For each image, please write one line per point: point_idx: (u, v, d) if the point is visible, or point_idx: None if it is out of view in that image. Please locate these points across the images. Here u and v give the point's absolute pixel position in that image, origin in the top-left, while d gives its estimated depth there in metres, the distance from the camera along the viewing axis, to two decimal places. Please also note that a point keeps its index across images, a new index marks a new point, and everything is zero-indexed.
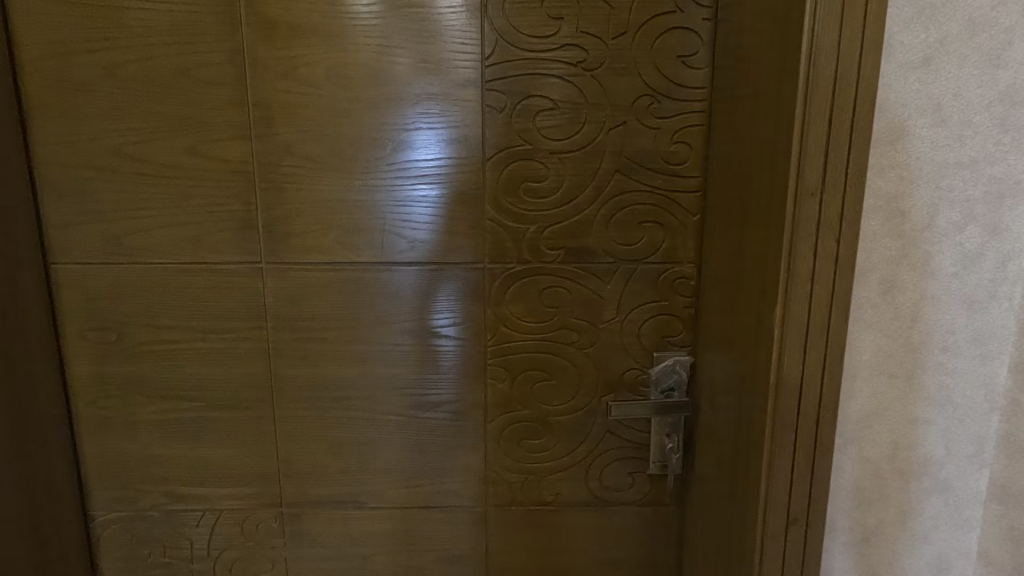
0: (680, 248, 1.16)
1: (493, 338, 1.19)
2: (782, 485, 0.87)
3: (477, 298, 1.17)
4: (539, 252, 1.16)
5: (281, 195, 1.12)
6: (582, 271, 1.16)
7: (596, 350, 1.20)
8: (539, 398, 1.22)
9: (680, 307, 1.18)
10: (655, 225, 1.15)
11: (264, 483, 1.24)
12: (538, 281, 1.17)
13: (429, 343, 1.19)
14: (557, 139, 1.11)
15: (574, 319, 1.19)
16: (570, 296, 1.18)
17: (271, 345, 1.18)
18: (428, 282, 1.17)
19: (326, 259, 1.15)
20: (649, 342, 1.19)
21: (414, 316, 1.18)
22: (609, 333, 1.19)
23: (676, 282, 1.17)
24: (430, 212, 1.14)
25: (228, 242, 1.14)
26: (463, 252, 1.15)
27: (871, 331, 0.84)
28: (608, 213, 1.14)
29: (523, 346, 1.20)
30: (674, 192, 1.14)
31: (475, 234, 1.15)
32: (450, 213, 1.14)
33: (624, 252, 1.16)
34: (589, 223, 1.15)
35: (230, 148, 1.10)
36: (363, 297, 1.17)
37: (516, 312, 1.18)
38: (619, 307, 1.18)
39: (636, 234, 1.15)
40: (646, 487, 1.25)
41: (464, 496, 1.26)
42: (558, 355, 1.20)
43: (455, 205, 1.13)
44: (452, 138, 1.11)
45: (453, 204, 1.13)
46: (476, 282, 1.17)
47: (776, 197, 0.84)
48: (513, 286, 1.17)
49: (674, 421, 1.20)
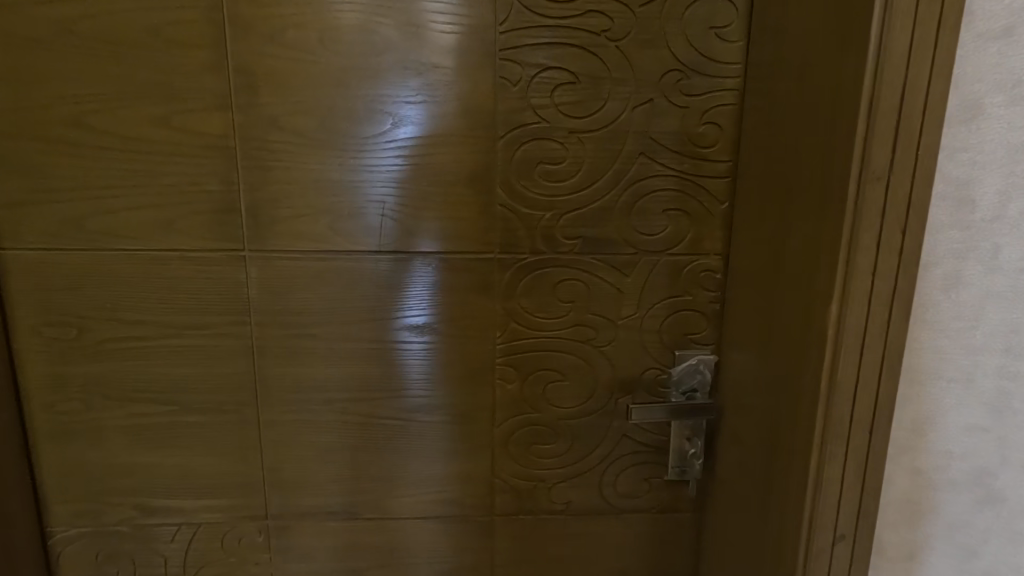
0: (706, 238, 1.07)
1: (502, 335, 1.09)
2: (828, 499, 0.80)
3: (486, 292, 1.07)
4: (554, 241, 1.06)
5: (268, 175, 1.00)
6: (601, 262, 1.07)
7: (614, 348, 1.11)
8: (551, 400, 1.12)
9: (704, 302, 1.10)
10: (681, 213, 1.06)
11: (247, 494, 1.12)
12: (552, 273, 1.07)
13: (430, 340, 1.09)
14: (577, 117, 1.01)
15: (591, 315, 1.09)
16: (588, 290, 1.08)
17: (256, 343, 1.06)
18: (431, 273, 1.06)
19: (318, 248, 1.03)
20: (671, 340, 1.11)
21: (417, 311, 1.07)
22: (627, 330, 1.10)
23: (701, 275, 1.09)
24: (435, 195, 1.03)
25: (205, 227, 1.01)
26: (472, 241, 1.05)
27: (932, 332, 0.77)
28: (630, 199, 1.05)
29: (534, 343, 1.10)
30: (701, 177, 1.05)
31: (484, 221, 1.04)
32: (456, 197, 1.03)
33: (647, 242, 1.07)
34: (610, 211, 1.05)
35: (208, 120, 0.97)
36: (360, 290, 1.06)
37: (528, 307, 1.08)
38: (640, 302, 1.09)
39: (659, 223, 1.06)
40: (661, 494, 1.18)
41: (468, 505, 1.16)
42: (573, 354, 1.11)
43: (463, 189, 1.03)
44: (459, 112, 1.00)
45: (461, 187, 1.03)
46: (486, 274, 1.06)
47: (833, 182, 0.75)
48: (525, 278, 1.07)
49: (695, 424, 1.12)
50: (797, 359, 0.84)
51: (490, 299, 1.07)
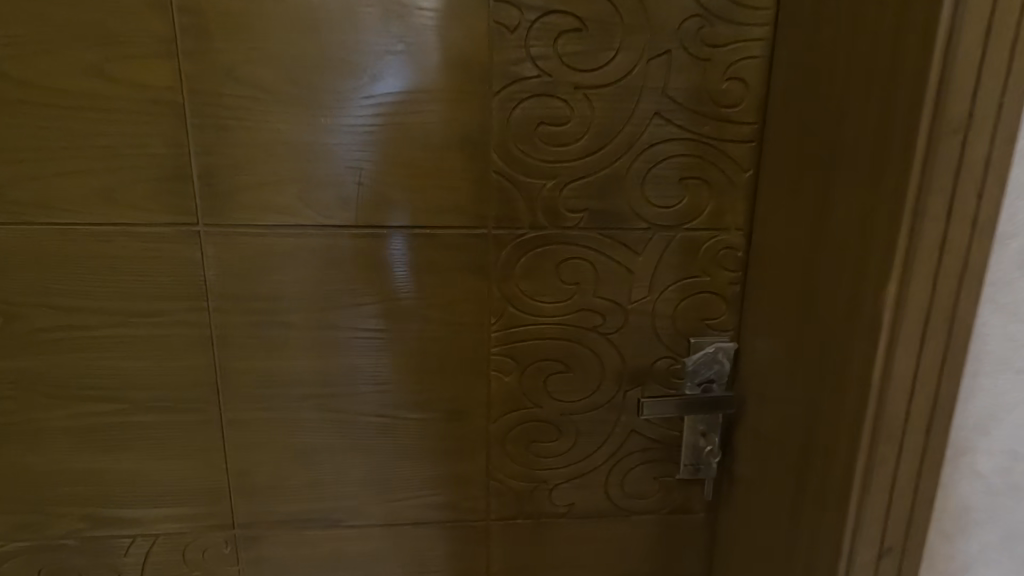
0: (727, 212, 0.95)
1: (498, 321, 0.97)
2: (876, 508, 0.70)
3: (480, 273, 0.94)
4: (557, 215, 0.93)
5: (223, 136, 0.85)
6: (610, 239, 0.95)
7: (623, 335, 0.99)
8: (552, 393, 1.01)
9: (724, 283, 0.98)
10: (700, 184, 0.94)
11: (212, 501, 1.00)
12: (554, 251, 0.94)
13: (416, 327, 0.96)
14: (584, 71, 0.88)
15: (597, 299, 0.97)
16: (595, 271, 0.96)
17: (216, 331, 0.93)
18: (416, 251, 0.93)
19: (285, 222, 0.90)
20: (686, 326, 1.00)
21: (402, 295, 0.94)
22: (638, 314, 0.99)
23: (721, 253, 0.97)
24: (419, 161, 0.89)
25: (152, 198, 0.87)
26: (465, 215, 0.92)
27: (1004, 316, 0.66)
28: (643, 166, 0.92)
29: (534, 330, 0.98)
30: (724, 141, 0.92)
31: (477, 192, 0.91)
32: (445, 162, 0.90)
33: (661, 215, 0.95)
34: (620, 181, 0.92)
35: (150, 70, 0.82)
36: (335, 271, 0.92)
37: (528, 290, 0.96)
38: (652, 284, 0.97)
39: (675, 195, 0.94)
40: (672, 494, 1.07)
41: (461, 509, 1.05)
42: (577, 343, 0.99)
43: (453, 154, 0.89)
44: (447, 63, 0.86)
45: (449, 152, 0.89)
46: (480, 253, 0.94)
47: (895, 139, 0.64)
48: (524, 258, 0.94)
49: (711, 419, 1.01)
50: (840, 348, 0.73)
51: (485, 281, 0.95)
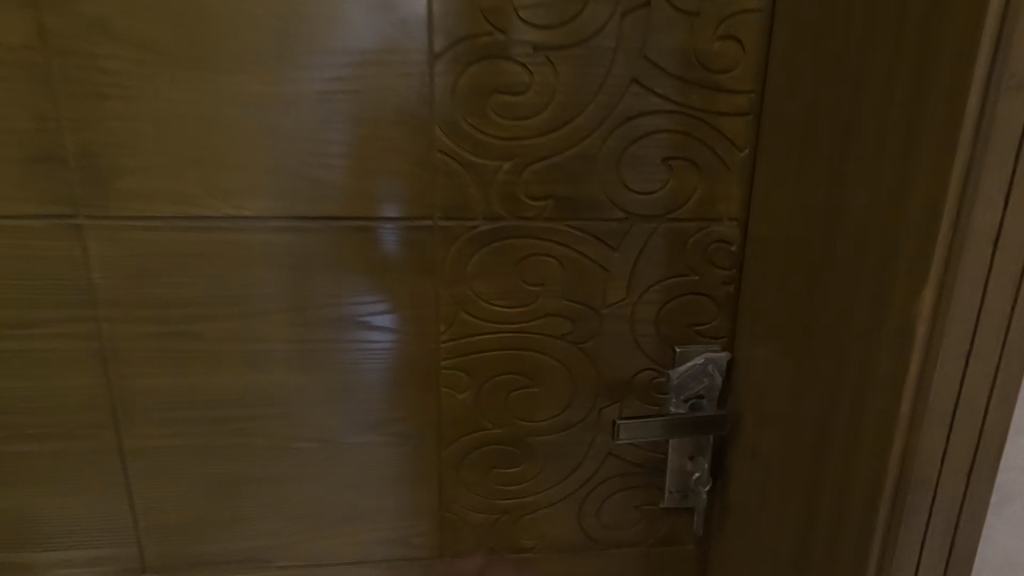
0: (718, 199, 0.81)
1: (448, 329, 0.82)
2: (904, 566, 0.57)
3: (421, 271, 0.79)
4: (517, 204, 0.78)
5: (101, 107, 0.70)
6: (580, 232, 0.80)
7: (597, 345, 0.85)
8: (515, 412, 0.86)
9: (714, 283, 0.84)
10: (687, 165, 0.79)
11: (117, 542, 0.85)
12: (514, 246, 0.79)
13: (350, 337, 0.81)
14: (546, 28, 0.72)
15: (566, 303, 0.83)
16: (562, 270, 0.81)
17: (108, 345, 0.78)
18: (347, 248, 0.78)
19: (185, 214, 0.74)
20: (670, 333, 0.85)
21: (333, 300, 0.80)
22: (614, 320, 0.84)
23: (712, 247, 0.82)
24: (346, 138, 0.74)
25: (18, 184, 0.71)
26: (402, 204, 0.77)
27: None
28: (619, 145, 0.77)
29: (492, 340, 0.83)
30: (715, 115, 0.77)
31: (419, 176, 0.76)
32: (379, 140, 0.74)
33: (641, 204, 0.80)
34: (591, 162, 0.77)
35: (1, 23, 0.66)
36: (250, 273, 0.77)
37: (483, 293, 0.81)
38: (631, 285, 0.83)
39: (657, 179, 0.79)
40: (656, 525, 0.93)
41: (411, 545, 0.91)
42: (543, 354, 0.84)
43: (388, 129, 0.74)
44: (377, 17, 0.70)
45: (383, 127, 0.74)
46: (422, 249, 0.79)
47: (935, 105, 0.49)
48: (477, 254, 0.79)
49: (700, 442, 0.87)
50: (857, 366, 0.59)
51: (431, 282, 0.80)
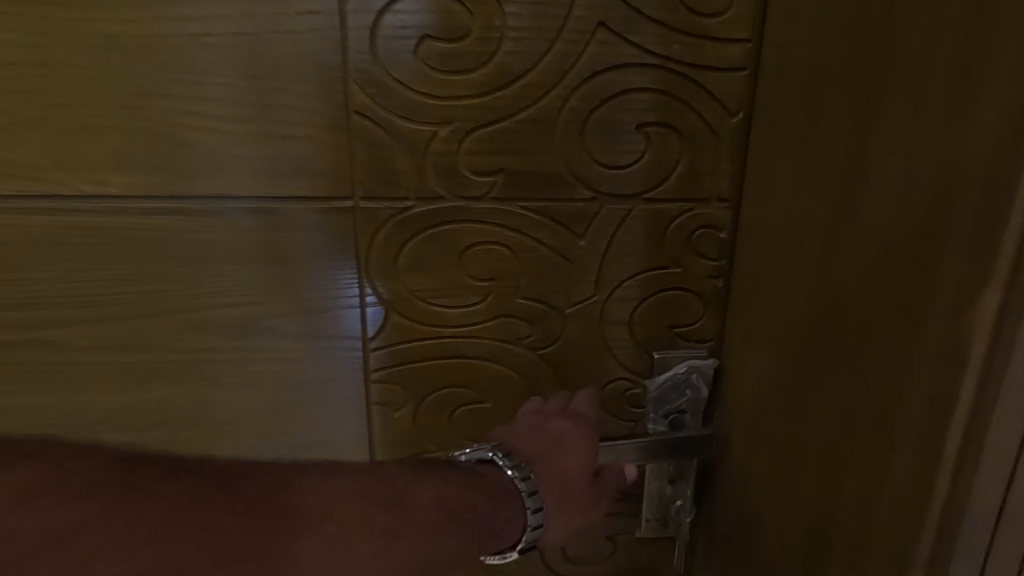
0: (705, 175, 0.66)
1: (379, 335, 0.67)
2: None
3: (343, 264, 0.64)
4: (458, 180, 0.63)
5: None
6: (536, 216, 0.65)
7: (560, 351, 0.71)
8: (464, 431, 0.73)
9: (700, 276, 0.70)
10: (667, 133, 0.64)
11: None
12: (456, 233, 0.65)
13: (258, 346, 0.66)
14: None
15: (522, 301, 0.68)
16: (516, 262, 0.67)
17: None
18: (248, 236, 0.62)
19: (40, 194, 0.60)
20: (646, 337, 0.72)
21: (234, 301, 0.65)
22: (580, 321, 0.70)
23: (697, 234, 0.68)
24: (238, 96, 0.58)
25: None
26: (314, 180, 0.61)
27: None
28: (583, 107, 0.62)
29: (433, 346, 0.69)
30: (701, 70, 0.63)
31: (333, 144, 0.60)
32: (279, 98, 0.59)
33: (611, 181, 0.65)
34: (549, 128, 0.63)
35: None
36: (128, 268, 0.63)
37: (419, 290, 0.66)
38: (600, 279, 0.69)
39: (630, 150, 0.65)
40: (632, 555, 0.81)
41: None
42: (495, 363, 0.70)
43: (290, 84, 0.58)
44: None
45: (284, 81, 0.58)
46: (341, 237, 0.63)
47: (1003, 38, 0.35)
48: (411, 242, 0.64)
49: (682, 465, 0.73)
50: (880, 392, 0.45)
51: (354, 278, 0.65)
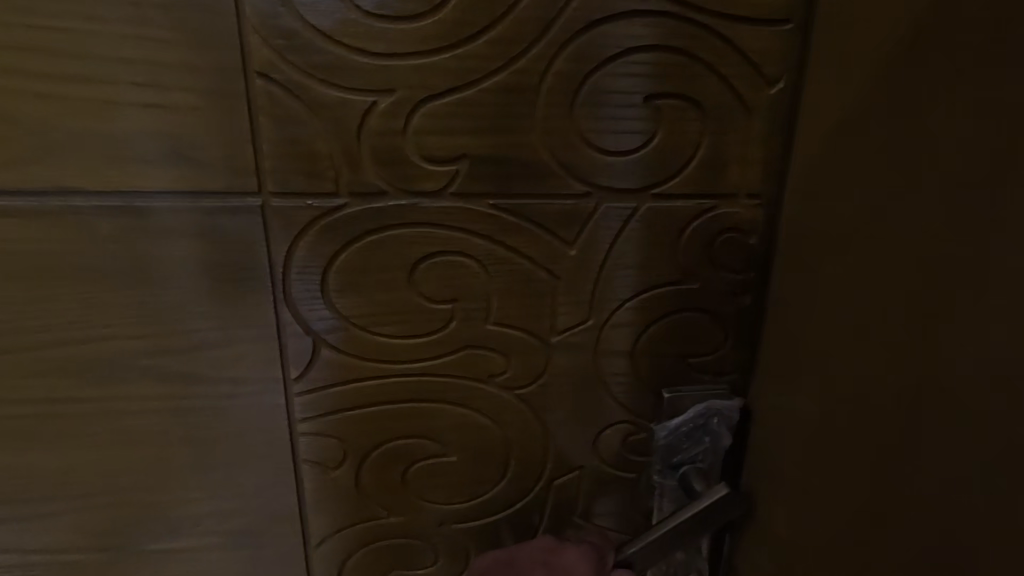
0: (732, 163, 0.51)
1: (304, 375, 0.51)
2: None
3: (252, 282, 0.48)
4: (404, 170, 0.47)
5: None
6: (510, 218, 0.49)
7: (543, 390, 0.55)
8: (422, 491, 0.57)
9: (722, 293, 0.55)
10: (684, 107, 0.49)
11: None
12: (404, 241, 0.49)
13: (140, 392, 0.50)
14: None
15: (493, 328, 0.52)
16: (486, 278, 0.51)
17: None
18: (114, 247, 0.46)
19: None
20: (652, 370, 0.56)
21: (102, 335, 0.48)
22: (568, 353, 0.54)
23: (719, 239, 0.53)
24: (93, 52, 0.41)
25: None
26: (204, 170, 0.44)
27: None
28: (573, 69, 0.46)
29: (377, 387, 0.53)
30: (730, 21, 0.47)
31: (230, 121, 0.44)
32: (153, 57, 0.42)
33: (609, 170, 0.49)
34: (526, 98, 0.46)
35: None
36: None
37: (357, 316, 0.50)
38: (594, 298, 0.53)
39: (635, 131, 0.49)
40: None
41: None
42: (460, 406, 0.55)
43: (168, 37, 0.41)
44: None
45: (159, 31, 0.41)
46: (247, 245, 0.47)
47: None
48: (343, 254, 0.48)
49: (692, 543, 0.55)
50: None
51: (268, 299, 0.48)
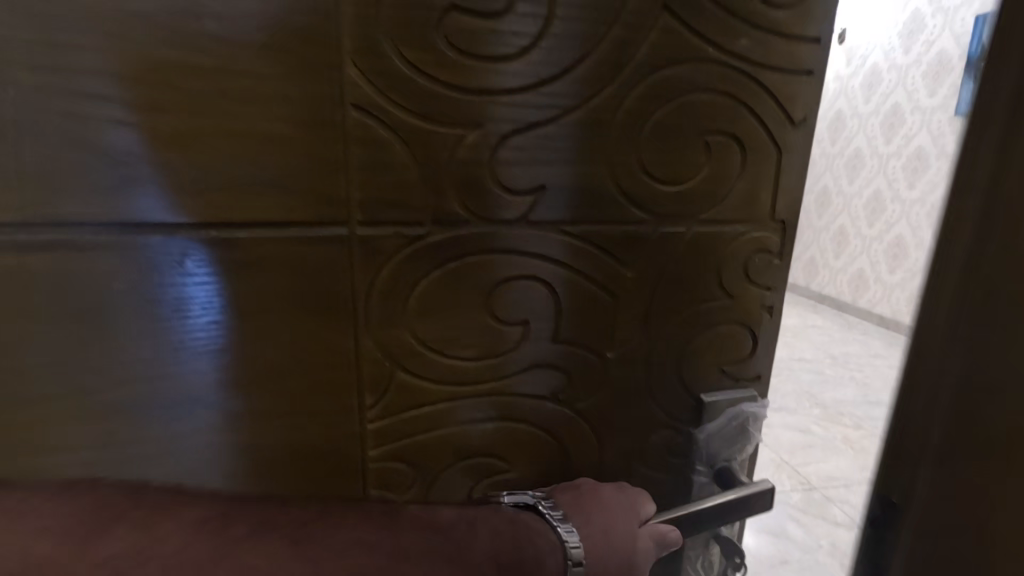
0: (762, 193, 0.58)
1: (378, 402, 0.51)
2: None
3: (178, 321, 0.43)
4: (487, 199, 0.49)
5: None
6: (578, 243, 0.53)
7: (600, 403, 0.59)
8: None
9: (750, 306, 0.62)
10: (728, 144, 0.55)
11: None
12: (483, 266, 0.50)
13: (172, 442, 0.45)
14: None
15: (558, 346, 0.55)
16: (552, 300, 0.54)
17: None
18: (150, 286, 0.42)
19: None
20: (692, 380, 0.62)
21: (130, 382, 0.43)
22: (623, 366, 0.58)
23: (750, 259, 0.60)
24: (194, 83, 0.40)
25: None
26: (141, 197, 0.40)
27: None
28: (640, 109, 0.50)
29: (447, 409, 0.53)
30: (767, 70, 0.54)
31: (326, 151, 0.44)
32: (254, 88, 0.41)
33: (664, 199, 0.54)
34: (598, 133, 0.50)
35: None
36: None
37: (432, 341, 0.51)
38: (647, 316, 0.57)
39: (688, 165, 0.54)
40: None
41: None
42: (524, 423, 0.57)
43: (271, 68, 0.41)
44: None
45: (264, 64, 0.41)
46: (172, 282, 0.42)
47: None
48: (425, 280, 0.49)
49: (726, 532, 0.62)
50: None
51: (197, 339, 0.44)
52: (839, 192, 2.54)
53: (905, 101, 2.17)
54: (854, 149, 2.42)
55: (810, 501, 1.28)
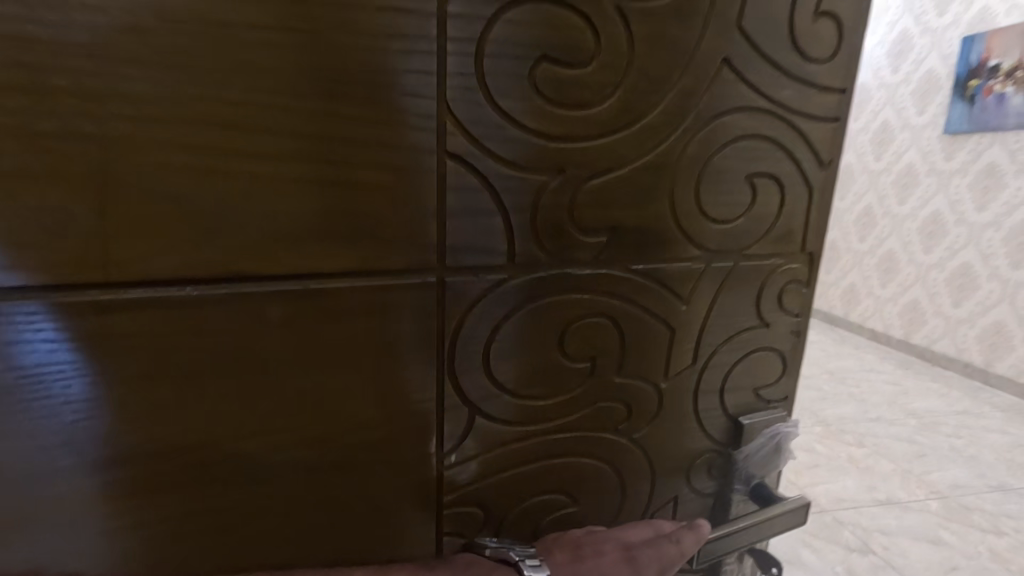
0: (796, 229, 0.62)
1: (456, 442, 0.51)
2: None
3: (35, 404, 0.38)
4: (564, 244, 0.50)
5: None
6: (641, 281, 0.55)
7: (654, 431, 0.61)
8: None
9: (784, 334, 0.66)
10: (771, 185, 0.59)
11: None
12: (556, 308, 0.52)
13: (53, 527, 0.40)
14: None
15: (620, 380, 0.57)
16: (615, 336, 0.56)
17: None
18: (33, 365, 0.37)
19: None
20: (733, 404, 0.65)
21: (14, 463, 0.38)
22: (676, 396, 0.61)
23: (785, 290, 0.64)
24: (299, 140, 0.40)
25: None
26: (205, 257, 0.40)
27: None
28: (699, 155, 0.54)
29: (519, 445, 0.55)
30: (805, 117, 0.58)
31: (422, 203, 0.45)
32: (360, 144, 0.42)
33: (715, 238, 0.57)
34: (663, 179, 0.53)
35: None
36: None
37: (508, 381, 0.52)
38: (698, 347, 0.61)
39: (736, 205, 0.57)
40: None
41: None
42: (586, 454, 0.58)
43: (376, 125, 0.42)
44: None
45: (370, 120, 0.42)
46: (17, 363, 0.37)
47: None
48: (504, 322, 0.50)
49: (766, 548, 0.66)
50: None
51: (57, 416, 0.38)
52: (884, 211, 2.82)
53: (921, 163, 2.63)
54: (905, 163, 2.70)
55: (822, 527, 1.37)
